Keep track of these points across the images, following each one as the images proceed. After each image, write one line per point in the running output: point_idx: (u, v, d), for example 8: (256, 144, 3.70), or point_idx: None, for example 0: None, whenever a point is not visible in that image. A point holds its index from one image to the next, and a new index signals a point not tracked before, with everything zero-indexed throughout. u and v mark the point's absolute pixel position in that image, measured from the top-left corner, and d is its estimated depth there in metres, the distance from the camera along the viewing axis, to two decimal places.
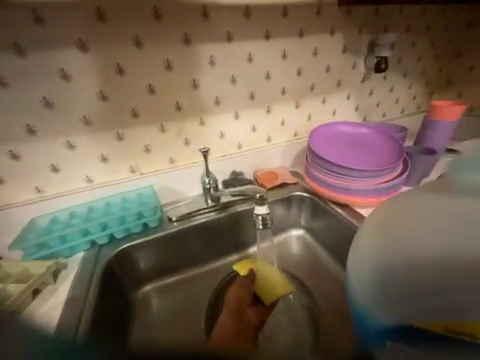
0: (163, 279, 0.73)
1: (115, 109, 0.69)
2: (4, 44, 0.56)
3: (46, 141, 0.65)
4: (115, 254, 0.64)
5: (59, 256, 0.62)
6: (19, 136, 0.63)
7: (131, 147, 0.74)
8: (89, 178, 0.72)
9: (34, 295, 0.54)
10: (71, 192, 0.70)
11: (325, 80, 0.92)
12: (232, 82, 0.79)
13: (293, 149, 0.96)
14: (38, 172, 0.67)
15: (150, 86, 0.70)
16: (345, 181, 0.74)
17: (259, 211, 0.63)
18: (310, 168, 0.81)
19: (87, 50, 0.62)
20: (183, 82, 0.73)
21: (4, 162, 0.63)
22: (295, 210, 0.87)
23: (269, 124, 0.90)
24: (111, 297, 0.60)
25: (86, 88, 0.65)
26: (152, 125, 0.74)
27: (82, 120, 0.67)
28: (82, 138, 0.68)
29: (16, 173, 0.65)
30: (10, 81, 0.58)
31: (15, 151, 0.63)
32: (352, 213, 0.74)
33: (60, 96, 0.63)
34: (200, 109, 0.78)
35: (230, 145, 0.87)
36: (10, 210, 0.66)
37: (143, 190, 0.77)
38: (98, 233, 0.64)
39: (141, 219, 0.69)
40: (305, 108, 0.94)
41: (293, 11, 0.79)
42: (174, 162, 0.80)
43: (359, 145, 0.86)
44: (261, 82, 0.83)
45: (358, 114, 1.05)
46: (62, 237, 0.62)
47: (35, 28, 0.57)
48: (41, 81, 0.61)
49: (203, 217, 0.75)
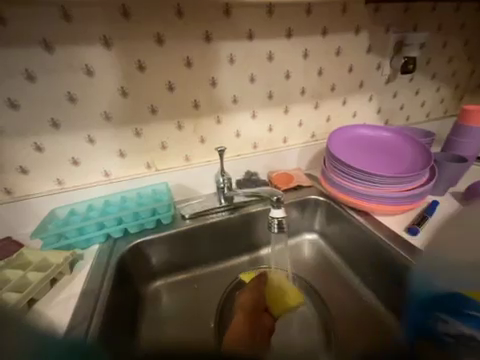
0: (173, 275, 0.73)
1: (134, 106, 0.70)
2: (33, 39, 0.58)
3: (69, 134, 0.67)
4: (129, 248, 0.64)
5: (75, 247, 0.64)
6: (44, 129, 0.65)
7: (148, 143, 0.74)
8: (107, 172, 0.74)
9: (51, 284, 0.55)
10: (89, 185, 0.72)
11: (346, 81, 0.89)
12: (250, 81, 0.78)
13: (310, 151, 0.93)
14: (60, 164, 0.69)
15: (169, 84, 0.71)
16: (365, 187, 0.71)
17: (275, 214, 0.62)
18: (328, 172, 0.78)
19: (111, 46, 0.63)
20: (202, 79, 0.73)
21: (29, 153, 0.66)
22: (309, 214, 0.84)
23: (286, 125, 0.88)
24: (123, 292, 0.61)
25: (108, 84, 0.66)
26: (169, 122, 0.74)
27: (103, 115, 0.68)
28: (102, 133, 0.70)
29: (40, 165, 0.67)
30: (37, 76, 0.61)
31: (40, 143, 0.66)
32: (370, 221, 0.71)
33: (84, 91, 0.65)
34: (217, 107, 0.77)
35: (245, 145, 0.85)
36: (32, 200, 0.68)
37: (157, 186, 0.78)
38: (113, 227, 0.65)
39: (155, 215, 0.69)
40: (324, 109, 0.91)
41: (317, 8, 0.76)
42: (189, 159, 0.80)
43: (381, 150, 0.82)
44: (281, 81, 0.81)
45: (380, 116, 1.00)
46: (78, 229, 0.63)
47: (63, 24, 0.58)
48: (66, 77, 0.62)
49: (216, 216, 0.75)
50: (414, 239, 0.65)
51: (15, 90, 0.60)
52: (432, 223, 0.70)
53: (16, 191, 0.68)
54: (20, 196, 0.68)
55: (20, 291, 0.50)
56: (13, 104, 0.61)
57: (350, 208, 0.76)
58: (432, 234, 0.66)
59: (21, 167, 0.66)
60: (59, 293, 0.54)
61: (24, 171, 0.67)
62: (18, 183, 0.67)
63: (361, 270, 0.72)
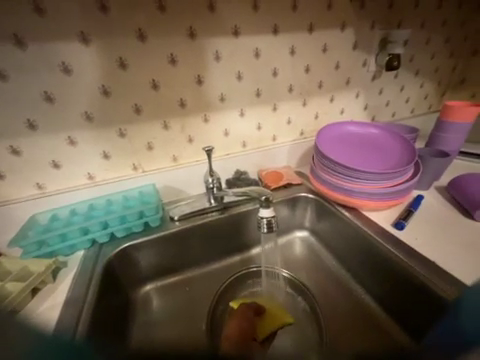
0: (164, 278, 0.72)
1: (117, 105, 0.67)
2: (3, 35, 0.54)
3: (47, 136, 0.64)
4: (116, 252, 0.62)
5: (59, 254, 0.61)
6: (20, 131, 0.61)
7: (133, 143, 0.72)
8: (90, 175, 0.71)
9: (33, 294, 0.53)
10: (72, 189, 0.69)
11: (334, 78, 0.89)
12: (238, 79, 0.76)
13: (299, 149, 0.93)
14: (39, 168, 0.66)
15: (153, 82, 0.68)
16: (354, 183, 0.71)
17: (263, 214, 0.61)
18: (317, 169, 0.78)
19: (89, 43, 0.60)
20: (188, 77, 0.71)
21: (5, 157, 0.62)
22: (300, 212, 0.85)
23: (275, 123, 0.87)
24: (111, 298, 0.59)
25: (88, 83, 0.63)
26: (155, 121, 0.72)
27: (84, 115, 0.65)
28: (84, 134, 0.67)
29: (17, 169, 0.64)
30: (10, 75, 0.57)
31: (16, 146, 0.62)
32: (359, 217, 0.72)
33: (62, 91, 0.61)
34: (204, 105, 0.76)
35: (234, 144, 0.84)
36: (10, 206, 0.65)
37: (145, 188, 0.75)
38: (99, 232, 0.63)
39: (143, 218, 0.67)
40: (312, 106, 0.91)
41: (302, 4, 0.75)
42: (177, 160, 0.79)
43: (368, 146, 0.83)
44: (268, 78, 0.80)
45: (367, 113, 1.01)
46: (61, 236, 0.61)
47: (36, 19, 0.55)
48: (42, 75, 0.59)
49: (206, 217, 0.74)
50: (400, 233, 0.67)
51: None
52: (417, 217, 0.72)
53: None
54: None
55: None
56: None
57: (339, 205, 0.76)
58: (418, 228, 0.68)
59: None
60: (41, 303, 0.51)
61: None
62: None
63: (351, 265, 0.73)
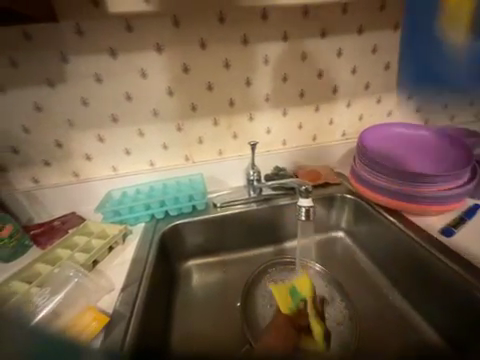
0: (204, 258, 0.80)
1: (178, 103, 0.79)
2: (103, 48, 0.70)
3: (124, 128, 0.79)
4: (169, 228, 0.74)
5: (126, 223, 0.75)
6: (106, 124, 0.78)
7: (187, 137, 0.83)
8: (152, 162, 0.84)
9: (109, 251, 0.66)
10: (138, 172, 0.83)
11: (383, 78, 0.88)
12: (283, 81, 0.82)
13: (340, 149, 0.93)
14: (115, 154, 0.81)
15: (208, 84, 0.78)
16: (398, 185, 0.70)
17: (302, 203, 0.65)
18: (358, 169, 0.78)
19: (162, 51, 0.72)
20: (238, 79, 0.79)
21: (93, 143, 0.79)
22: (336, 212, 0.86)
23: (316, 123, 0.90)
24: (164, 265, 0.70)
25: (157, 84, 0.76)
26: (206, 118, 0.82)
27: (152, 112, 0.78)
28: (150, 127, 0.80)
29: (100, 152, 0.80)
30: (104, 78, 0.73)
31: (101, 135, 0.78)
32: (402, 220, 0.70)
33: (138, 91, 0.76)
34: (251, 105, 0.83)
35: (274, 141, 0.89)
36: (92, 182, 0.81)
37: (193, 176, 0.86)
38: (156, 208, 0.75)
39: (191, 201, 0.77)
40: (357, 107, 0.90)
41: (353, 8, 0.77)
42: (222, 153, 0.87)
43: (417, 150, 0.80)
44: (313, 79, 0.83)
45: (418, 115, 0.96)
46: (129, 208, 0.75)
47: (126, 35, 0.70)
48: (126, 79, 0.74)
49: (245, 206, 0.81)
50: (447, 240, 0.64)
51: (87, 91, 0.73)
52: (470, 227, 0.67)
53: (81, 175, 0.82)
54: (84, 179, 0.82)
55: (86, 252, 0.62)
56: (84, 102, 0.74)
57: (380, 206, 0.75)
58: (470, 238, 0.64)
59: (87, 155, 0.80)
60: (115, 258, 0.64)
61: (88, 158, 0.80)
62: (83, 168, 0.81)
63: (389, 270, 0.71)
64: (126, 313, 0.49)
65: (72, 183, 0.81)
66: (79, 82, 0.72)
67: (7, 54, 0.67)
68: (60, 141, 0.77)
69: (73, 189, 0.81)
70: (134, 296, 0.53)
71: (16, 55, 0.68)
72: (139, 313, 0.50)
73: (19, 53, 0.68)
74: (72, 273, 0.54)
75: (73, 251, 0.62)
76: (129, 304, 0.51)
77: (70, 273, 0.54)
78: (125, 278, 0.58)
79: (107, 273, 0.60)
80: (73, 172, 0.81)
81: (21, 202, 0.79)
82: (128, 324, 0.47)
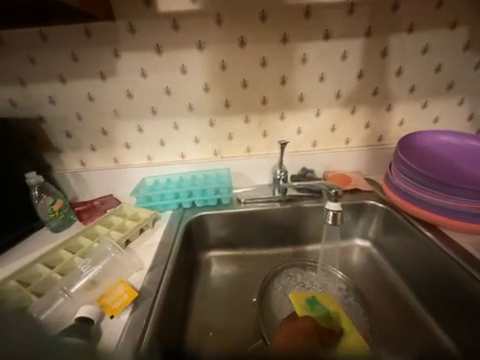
0: (224, 250, 0.82)
1: (212, 99, 0.81)
2: (149, 45, 0.75)
3: (161, 120, 0.84)
4: (194, 218, 0.77)
5: (156, 209, 0.80)
6: (146, 115, 0.83)
7: (218, 133, 0.86)
8: (183, 154, 0.88)
9: (140, 232, 0.71)
10: (169, 162, 0.88)
11: (431, 81, 0.81)
12: (319, 80, 0.80)
13: (374, 155, 0.88)
14: (151, 144, 0.87)
15: (243, 81, 0.80)
16: (439, 198, 0.64)
17: (330, 207, 0.63)
18: (393, 177, 0.74)
19: (202, 49, 0.76)
20: (273, 77, 0.79)
21: (133, 133, 0.85)
22: (364, 220, 0.81)
23: (350, 126, 0.86)
24: (187, 252, 0.73)
25: (195, 80, 0.79)
26: (238, 115, 0.84)
27: (188, 106, 0.82)
28: (185, 121, 0.84)
29: (138, 142, 0.87)
30: (147, 73, 0.78)
31: (141, 126, 0.85)
32: (440, 236, 0.64)
33: (177, 86, 0.80)
34: (283, 104, 0.83)
35: (304, 142, 0.88)
36: (130, 169, 0.88)
37: (220, 171, 0.88)
38: (184, 198, 0.79)
39: (217, 195, 0.80)
40: (398, 111, 0.84)
41: (404, 5, 0.72)
42: (250, 150, 0.88)
43: (465, 162, 0.72)
44: (352, 80, 0.80)
45: (471, 123, 0.86)
46: (160, 196, 0.80)
47: (171, 33, 0.74)
48: (167, 74, 0.79)
49: (268, 205, 0.81)
50: None
51: (132, 84, 0.80)
52: None
53: (121, 161, 0.89)
54: (123, 165, 0.89)
55: (121, 232, 0.68)
56: (129, 95, 0.81)
57: (415, 219, 0.70)
58: None
59: (127, 143, 0.87)
60: (144, 239, 0.69)
61: (128, 147, 0.87)
62: (123, 155, 0.88)
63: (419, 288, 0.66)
64: (152, 291, 0.53)
65: (112, 168, 0.88)
66: (126, 76, 0.79)
67: (69, 49, 0.76)
68: (106, 129, 0.85)
69: (112, 173, 0.88)
70: (160, 276, 0.56)
71: (76, 50, 0.76)
72: (163, 294, 0.53)
73: (79, 48, 0.76)
74: (109, 249, 0.59)
75: (110, 230, 0.68)
76: (155, 283, 0.54)
77: (107, 248, 0.60)
78: (152, 259, 0.62)
79: (137, 252, 0.65)
80: (114, 158, 0.89)
81: (69, 181, 0.89)
82: (154, 302, 0.50)
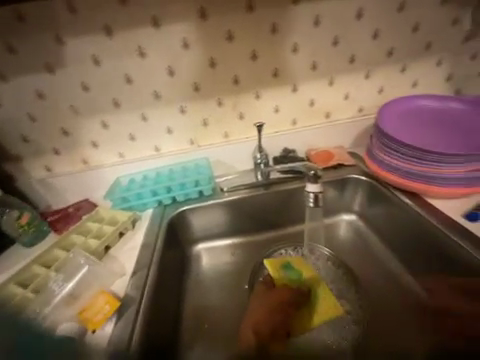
0: (213, 242, 0.81)
1: (179, 83, 0.75)
2: (98, 26, 0.66)
3: (127, 112, 0.77)
4: (177, 213, 0.74)
5: (135, 209, 0.76)
6: (108, 109, 0.76)
7: (191, 120, 0.80)
8: (157, 147, 0.82)
9: (120, 236, 0.68)
10: (143, 158, 0.82)
11: (408, 42, 0.77)
12: (293, 52, 0.74)
13: (356, 127, 0.85)
14: (121, 140, 0.80)
15: (211, 60, 0.73)
16: (420, 167, 0.64)
17: (310, 189, 0.61)
18: (374, 150, 0.72)
19: (159, 26, 0.68)
20: (243, 52, 0.73)
21: (98, 130, 0.78)
22: (350, 195, 0.81)
23: (329, 99, 0.82)
24: (173, 250, 0.71)
25: (157, 64, 0.72)
26: (210, 99, 0.78)
27: (153, 94, 0.75)
28: (153, 111, 0.77)
29: (106, 139, 0.79)
30: (101, 61, 0.70)
31: (105, 121, 0.77)
32: (423, 205, 0.65)
33: (138, 73, 0.72)
34: (257, 82, 0.77)
35: (284, 121, 0.83)
36: (100, 170, 0.81)
37: (199, 161, 0.83)
38: (164, 195, 0.75)
39: (197, 187, 0.76)
40: (377, 78, 0.81)
41: None
42: (227, 136, 0.83)
43: (444, 125, 0.71)
44: (327, 48, 0.75)
45: (450, 84, 0.84)
46: (137, 195, 0.75)
47: (122, 10, 0.66)
48: (125, 60, 0.70)
49: (252, 191, 0.78)
50: (473, 225, 0.59)
51: (86, 75, 0.71)
52: None
53: (90, 162, 0.82)
54: (93, 166, 0.82)
55: (99, 239, 0.64)
56: (85, 88, 0.72)
57: (398, 190, 0.70)
58: None
59: (93, 142, 0.79)
60: (125, 243, 0.66)
61: (95, 145, 0.80)
62: (91, 155, 0.81)
63: (405, 256, 0.68)
64: (136, 297, 0.51)
65: (81, 170, 0.81)
66: (78, 66, 0.70)
67: (4, 39, 0.65)
68: (66, 128, 0.77)
69: (82, 176, 0.81)
70: (144, 281, 0.54)
71: (12, 39, 0.66)
72: (149, 298, 0.51)
73: (15, 37, 0.65)
74: (83, 261, 0.56)
75: (86, 238, 0.64)
76: (140, 289, 0.53)
77: (81, 260, 0.56)
78: (135, 263, 0.59)
79: (118, 258, 0.62)
80: (82, 159, 0.81)
81: (36, 190, 0.81)
82: (138, 309, 0.49)
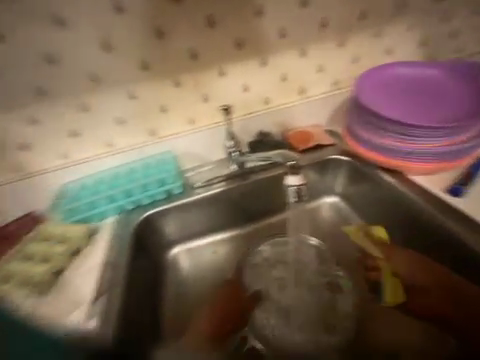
0: (189, 243, 0.72)
1: (122, 62, 0.60)
2: None
3: (58, 103, 0.61)
4: (142, 219, 0.65)
5: (91, 221, 0.65)
6: (32, 100, 0.60)
7: (145, 107, 0.66)
8: (108, 143, 0.68)
9: (75, 256, 0.60)
10: (94, 157, 0.68)
11: (382, 2, 0.70)
12: (257, 16, 0.63)
13: (333, 103, 0.79)
14: (57, 138, 0.64)
15: (158, 30, 0.59)
16: (398, 142, 0.62)
17: (291, 182, 0.63)
18: (353, 127, 0.68)
19: None
20: (196, 18, 0.60)
21: (25, 128, 0.62)
22: (331, 175, 0.75)
23: (303, 72, 0.73)
24: (143, 261, 0.63)
25: (89, 38, 0.57)
26: (164, 80, 0.64)
27: (90, 78, 0.60)
28: (94, 100, 0.63)
29: (37, 138, 0.63)
30: (9, 37, 0.54)
31: (32, 116, 0.61)
32: (402, 181, 0.64)
33: (63, 51, 0.57)
34: (220, 55, 0.65)
35: (254, 101, 0.73)
36: (39, 178, 0.66)
37: (162, 155, 0.71)
38: (124, 200, 0.65)
39: (163, 187, 0.67)
40: (352, 46, 0.73)
41: None
42: (193, 123, 0.71)
43: (421, 96, 0.68)
44: (295, 10, 0.65)
45: (424, 50, 0.79)
46: (91, 204, 0.64)
47: None
48: (44, 35, 0.55)
49: (227, 184, 0.70)
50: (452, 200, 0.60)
51: None
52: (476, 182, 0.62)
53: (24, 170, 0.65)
54: (27, 174, 0.65)
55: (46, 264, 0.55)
56: None
57: (379, 168, 0.67)
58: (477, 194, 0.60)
59: (23, 145, 0.63)
60: (84, 262, 0.59)
61: (26, 148, 0.64)
62: (23, 161, 0.65)
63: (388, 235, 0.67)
64: None
65: (14, 181, 0.65)
66: None
67: None
68: None
69: (16, 187, 0.65)
70: None
71: None
72: None
73: None
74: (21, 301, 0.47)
75: None
76: None
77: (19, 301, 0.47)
78: None
79: None
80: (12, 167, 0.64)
81: None
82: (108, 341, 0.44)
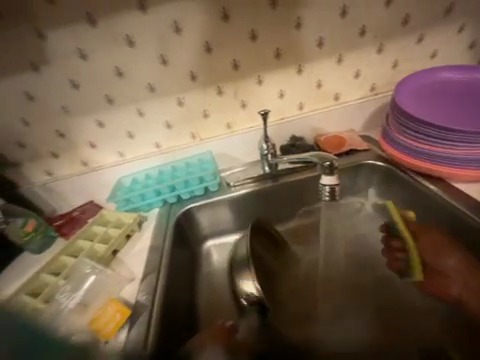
0: (223, 238, 0.77)
1: (174, 72, 0.69)
2: (80, 17, 0.63)
3: (121, 108, 0.72)
4: (183, 211, 0.72)
5: (140, 211, 0.74)
6: (102, 106, 0.72)
7: (191, 112, 0.74)
8: (158, 144, 0.78)
9: (127, 238, 0.67)
10: (145, 155, 0.78)
11: (425, 7, 0.69)
12: (297, 28, 0.68)
13: (369, 109, 0.78)
14: (118, 138, 0.76)
15: (207, 44, 0.67)
16: (444, 147, 0.58)
17: (325, 182, 0.62)
18: (392, 132, 0.66)
19: (146, 10, 0.63)
20: (240, 32, 0.67)
21: (94, 129, 0.74)
22: (364, 181, 0.75)
23: (339, 78, 0.74)
24: (183, 250, 0.69)
25: (149, 53, 0.67)
26: (208, 87, 0.72)
27: (148, 87, 0.70)
28: (149, 106, 0.73)
29: (102, 138, 0.75)
30: (89, 55, 0.66)
31: (100, 119, 0.73)
32: (445, 189, 0.61)
33: (129, 65, 0.68)
34: (259, 64, 0.71)
35: (289, 106, 0.77)
36: (101, 172, 0.77)
37: (203, 155, 0.79)
38: (168, 193, 0.72)
39: (202, 183, 0.73)
40: (391, 52, 0.73)
41: None
42: (231, 127, 0.78)
43: (469, 100, 0.64)
44: (334, 19, 0.68)
45: (473, 53, 0.75)
46: (141, 195, 0.73)
47: None
48: (115, 52, 0.66)
49: (261, 184, 0.74)
50: None
51: (74, 71, 0.67)
52: None
53: (90, 164, 0.78)
54: (92, 168, 0.78)
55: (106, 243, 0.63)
56: (75, 85, 0.69)
57: (419, 174, 0.65)
58: None
59: (91, 143, 0.75)
60: (133, 246, 0.65)
61: (93, 146, 0.76)
62: (90, 156, 0.77)
63: None
64: (147, 303, 0.52)
65: (82, 172, 0.77)
66: (66, 62, 0.66)
67: None
68: (62, 130, 0.73)
69: (83, 178, 0.77)
70: (154, 286, 0.54)
71: None
72: (160, 301, 0.52)
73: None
74: (89, 270, 0.56)
75: (93, 243, 0.63)
76: (149, 295, 0.53)
77: (86, 270, 0.56)
78: (143, 267, 0.59)
79: (128, 263, 0.61)
80: (81, 161, 0.77)
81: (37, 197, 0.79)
82: (150, 315, 0.50)
